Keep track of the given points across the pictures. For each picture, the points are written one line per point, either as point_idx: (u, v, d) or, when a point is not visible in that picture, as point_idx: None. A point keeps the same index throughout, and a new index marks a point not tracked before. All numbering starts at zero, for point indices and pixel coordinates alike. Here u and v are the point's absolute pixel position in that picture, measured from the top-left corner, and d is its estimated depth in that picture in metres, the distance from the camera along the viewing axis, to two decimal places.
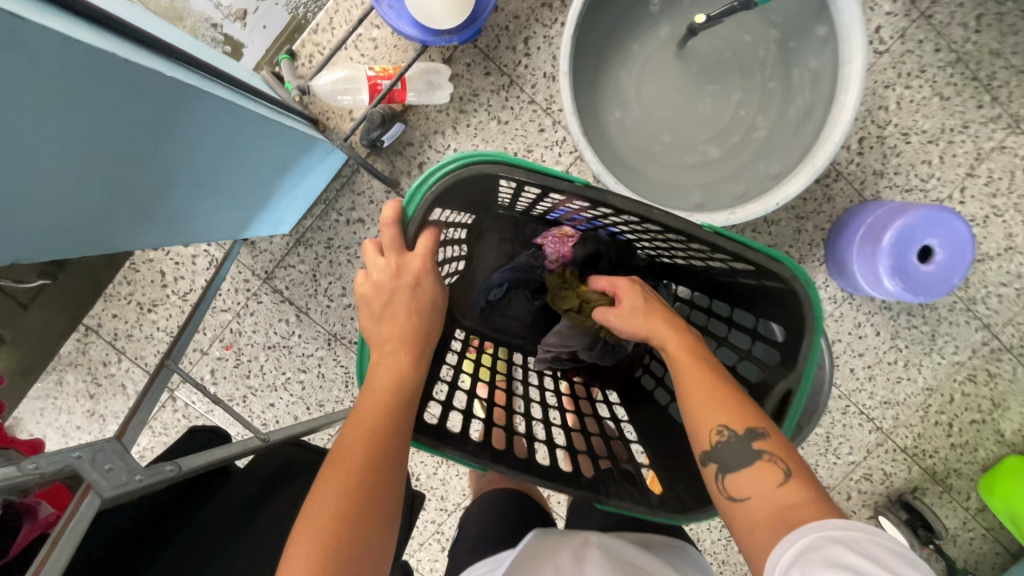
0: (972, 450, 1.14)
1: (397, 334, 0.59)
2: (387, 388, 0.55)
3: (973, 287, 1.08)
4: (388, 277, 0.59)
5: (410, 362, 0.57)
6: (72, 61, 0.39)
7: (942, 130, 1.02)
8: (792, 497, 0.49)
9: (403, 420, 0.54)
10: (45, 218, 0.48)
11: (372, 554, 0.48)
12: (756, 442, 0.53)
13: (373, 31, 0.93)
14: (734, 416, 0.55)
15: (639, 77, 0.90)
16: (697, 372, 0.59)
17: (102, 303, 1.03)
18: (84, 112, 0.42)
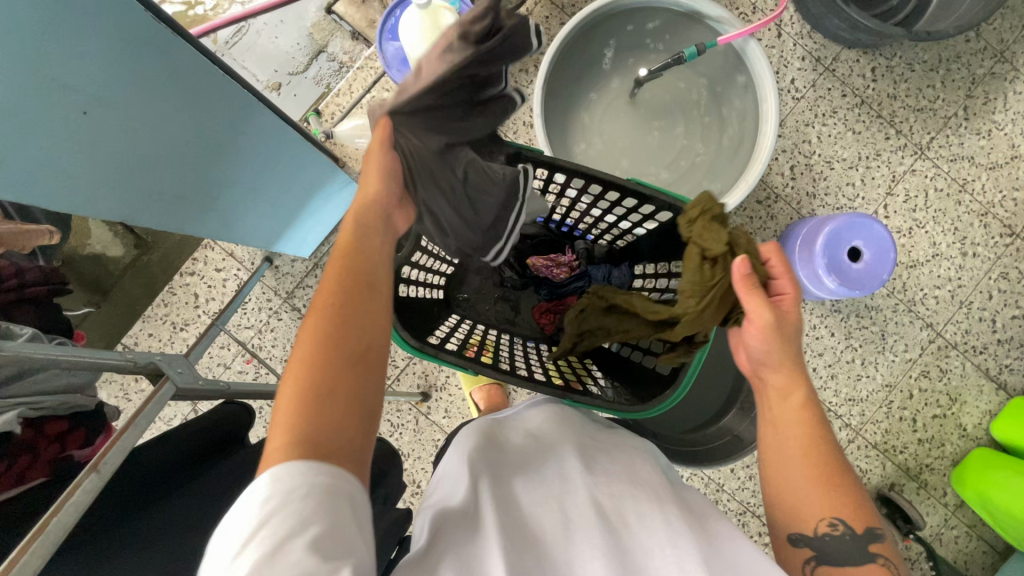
0: (939, 445, 1.22)
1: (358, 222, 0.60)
2: (352, 263, 0.57)
3: (911, 290, 1.22)
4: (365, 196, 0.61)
5: (368, 243, 0.59)
6: (193, 65, 0.55)
7: (859, 157, 1.22)
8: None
9: (370, 289, 0.56)
10: (142, 185, 0.63)
11: (353, 393, 0.50)
12: (870, 543, 0.54)
13: (384, 93, 1.15)
14: (844, 506, 0.55)
15: (600, 120, 1.11)
16: (814, 451, 0.58)
17: (140, 324, 1.17)
18: (186, 100, 0.58)
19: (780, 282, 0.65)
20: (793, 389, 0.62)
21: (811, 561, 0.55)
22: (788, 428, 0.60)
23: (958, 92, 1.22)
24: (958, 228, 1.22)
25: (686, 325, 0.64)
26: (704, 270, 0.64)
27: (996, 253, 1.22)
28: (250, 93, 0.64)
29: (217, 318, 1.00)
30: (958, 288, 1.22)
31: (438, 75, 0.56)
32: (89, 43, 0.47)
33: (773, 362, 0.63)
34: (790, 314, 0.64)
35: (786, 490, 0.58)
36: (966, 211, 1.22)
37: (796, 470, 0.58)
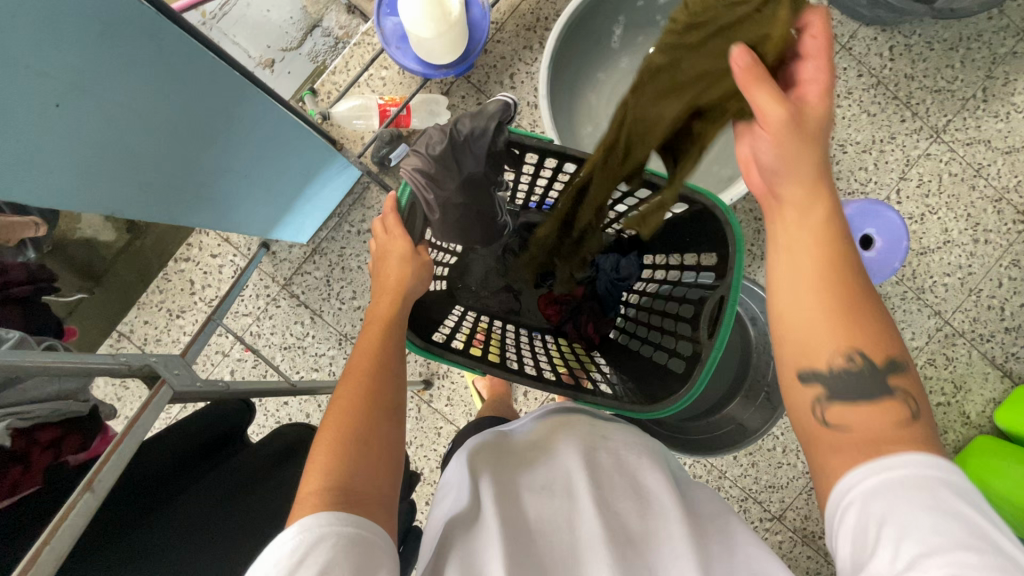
0: (942, 433, 1.22)
1: (383, 284, 0.60)
2: (378, 324, 0.57)
3: (920, 278, 1.20)
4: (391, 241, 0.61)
5: (395, 300, 0.58)
6: (182, 50, 0.52)
7: (873, 141, 1.18)
8: (903, 437, 0.46)
9: (396, 348, 0.55)
10: (133, 176, 0.60)
11: (385, 449, 0.48)
12: (891, 378, 0.48)
13: (383, 71, 1.10)
14: (864, 340, 0.49)
15: (607, 102, 1.07)
16: (838, 282, 0.50)
17: (135, 311, 1.14)
18: (177, 87, 0.55)
19: (808, 88, 0.53)
20: (813, 211, 0.53)
21: (824, 398, 0.50)
22: (802, 232, 0.53)
23: (977, 73, 1.18)
24: (971, 215, 1.19)
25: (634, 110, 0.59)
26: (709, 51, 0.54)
27: (1008, 240, 1.19)
28: (238, 73, 0.60)
29: (214, 308, 0.96)
30: (968, 276, 1.20)
31: (480, 125, 0.60)
32: (63, 24, 0.43)
33: (788, 170, 0.53)
34: (813, 108, 0.53)
35: (787, 311, 0.52)
36: (980, 197, 1.19)
37: (814, 301, 0.50)
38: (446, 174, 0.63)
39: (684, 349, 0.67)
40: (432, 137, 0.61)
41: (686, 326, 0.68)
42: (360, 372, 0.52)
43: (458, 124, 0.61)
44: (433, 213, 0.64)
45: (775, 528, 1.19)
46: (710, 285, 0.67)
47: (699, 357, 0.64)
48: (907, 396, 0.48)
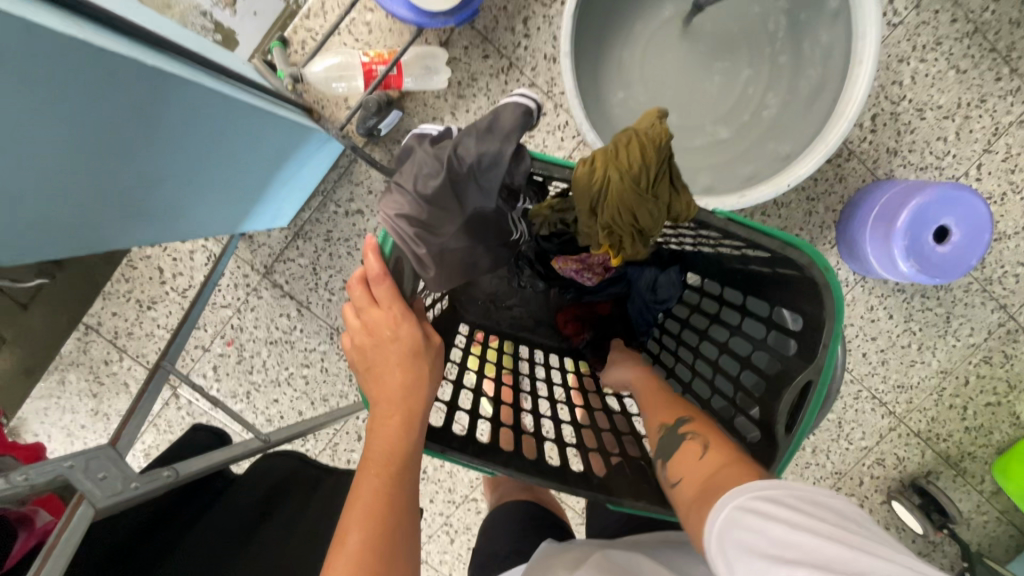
0: (986, 433, 1.12)
1: (387, 395, 0.48)
2: (383, 459, 0.46)
3: (990, 267, 1.05)
4: (383, 325, 0.47)
5: (404, 425, 0.47)
6: (53, 49, 0.37)
7: (959, 104, 0.99)
8: (709, 464, 0.47)
9: (404, 498, 0.46)
10: (16, 214, 0.45)
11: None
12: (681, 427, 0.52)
13: (367, 15, 0.90)
14: (665, 415, 0.55)
15: (642, 59, 0.88)
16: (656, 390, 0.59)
17: (101, 301, 1.02)
18: (63, 94, 0.40)
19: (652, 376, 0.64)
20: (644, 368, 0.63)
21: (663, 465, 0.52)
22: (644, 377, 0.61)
23: None
24: None
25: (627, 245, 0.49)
26: (637, 205, 0.45)
27: None
28: (138, 61, 0.44)
29: (167, 339, 0.76)
30: None
31: (490, 151, 0.42)
32: None
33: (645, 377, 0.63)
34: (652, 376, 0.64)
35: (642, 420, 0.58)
36: None
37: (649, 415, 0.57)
38: (441, 216, 0.46)
39: (750, 435, 0.54)
40: (423, 163, 0.44)
41: (749, 400, 0.55)
42: (360, 538, 0.42)
43: (459, 146, 0.43)
44: (427, 272, 0.48)
45: None
46: (791, 357, 0.52)
47: (767, 455, 0.51)
48: (700, 433, 0.50)
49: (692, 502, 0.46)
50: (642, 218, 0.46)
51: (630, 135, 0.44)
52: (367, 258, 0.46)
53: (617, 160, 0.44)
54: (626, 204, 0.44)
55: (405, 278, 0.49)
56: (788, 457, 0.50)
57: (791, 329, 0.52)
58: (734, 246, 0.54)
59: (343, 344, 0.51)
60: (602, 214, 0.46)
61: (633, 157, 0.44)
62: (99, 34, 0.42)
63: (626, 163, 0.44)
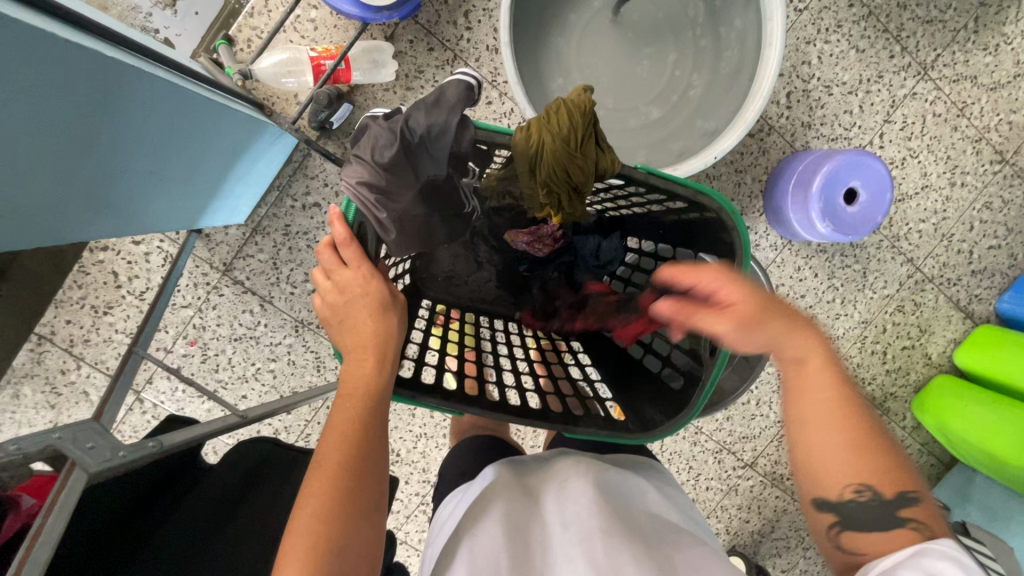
0: (904, 374, 1.26)
1: (360, 341, 0.52)
2: (357, 392, 0.49)
3: (896, 226, 1.18)
4: (352, 280, 0.52)
5: (377, 364, 0.51)
6: (20, 41, 0.39)
7: (860, 80, 1.10)
8: (898, 544, 0.48)
9: (377, 427, 0.49)
10: None
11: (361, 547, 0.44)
12: (899, 509, 0.50)
13: (311, 12, 0.93)
14: (875, 474, 0.50)
15: (578, 47, 0.94)
16: (847, 418, 0.52)
17: (53, 310, 1.00)
18: (29, 85, 0.42)
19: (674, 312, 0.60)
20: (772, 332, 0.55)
21: (835, 525, 0.52)
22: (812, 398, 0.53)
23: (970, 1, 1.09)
24: (951, 156, 1.16)
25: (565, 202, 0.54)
26: (570, 160, 0.51)
27: (982, 182, 1.18)
28: (94, 51, 0.46)
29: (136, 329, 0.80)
30: (942, 221, 1.19)
31: (437, 122, 0.49)
32: None
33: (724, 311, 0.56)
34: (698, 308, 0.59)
35: (810, 445, 0.52)
36: (961, 138, 1.15)
37: (824, 443, 0.52)
38: (399, 183, 0.51)
39: (682, 364, 0.62)
40: (378, 135, 0.49)
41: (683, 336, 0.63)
42: (337, 458, 0.46)
43: (410, 120, 0.49)
44: (388, 234, 0.52)
45: (747, 474, 1.24)
46: None
47: (698, 376, 0.60)
48: (916, 516, 0.49)
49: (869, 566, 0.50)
50: (575, 174, 0.52)
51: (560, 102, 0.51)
52: (333, 225, 0.51)
53: (549, 122, 0.51)
54: (560, 160, 0.50)
55: (369, 240, 0.54)
56: (714, 378, 0.58)
57: None
58: (661, 203, 0.63)
59: (316, 308, 0.55)
60: (539, 171, 0.52)
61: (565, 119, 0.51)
62: (60, 29, 0.44)
63: (558, 126, 0.50)
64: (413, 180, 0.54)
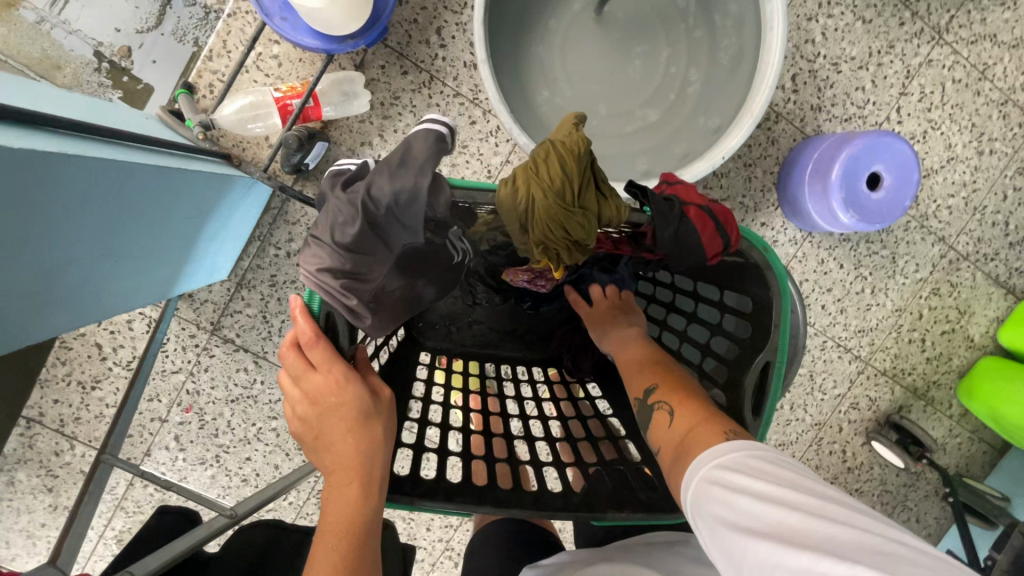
0: (947, 360, 1.17)
1: (340, 463, 0.46)
2: (340, 526, 0.44)
3: (924, 204, 1.09)
4: (324, 389, 0.45)
5: (363, 490, 0.45)
6: None
7: (870, 53, 1.02)
8: (680, 428, 0.49)
9: (368, 567, 0.43)
10: None
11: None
12: (650, 397, 0.53)
13: (273, 48, 0.86)
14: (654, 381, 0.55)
15: (563, 53, 0.87)
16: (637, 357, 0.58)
17: (39, 391, 0.95)
18: None
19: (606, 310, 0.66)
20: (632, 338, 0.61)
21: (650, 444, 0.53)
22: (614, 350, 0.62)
23: None
24: (976, 124, 1.07)
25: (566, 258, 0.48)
26: (569, 215, 0.44)
27: (1013, 147, 1.09)
28: (10, 146, 0.39)
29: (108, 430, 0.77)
30: (973, 193, 1.10)
31: (405, 187, 0.41)
32: None
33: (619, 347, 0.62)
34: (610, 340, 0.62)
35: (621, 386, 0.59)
36: (986, 102, 1.06)
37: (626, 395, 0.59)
38: (370, 260, 0.44)
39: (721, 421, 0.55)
40: (338, 211, 0.42)
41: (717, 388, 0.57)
42: None
43: (371, 187, 0.41)
44: (363, 320, 0.47)
45: None
46: (747, 339, 0.55)
47: None
48: (669, 400, 0.52)
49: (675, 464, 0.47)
50: (574, 230, 0.45)
51: (549, 144, 0.44)
52: (296, 321, 0.45)
53: (538, 171, 0.44)
54: (555, 221, 0.44)
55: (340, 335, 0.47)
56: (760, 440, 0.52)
57: (744, 313, 0.56)
58: None
59: (289, 426, 0.49)
60: (532, 230, 0.45)
61: (558, 169, 0.44)
62: None
63: (551, 177, 0.44)
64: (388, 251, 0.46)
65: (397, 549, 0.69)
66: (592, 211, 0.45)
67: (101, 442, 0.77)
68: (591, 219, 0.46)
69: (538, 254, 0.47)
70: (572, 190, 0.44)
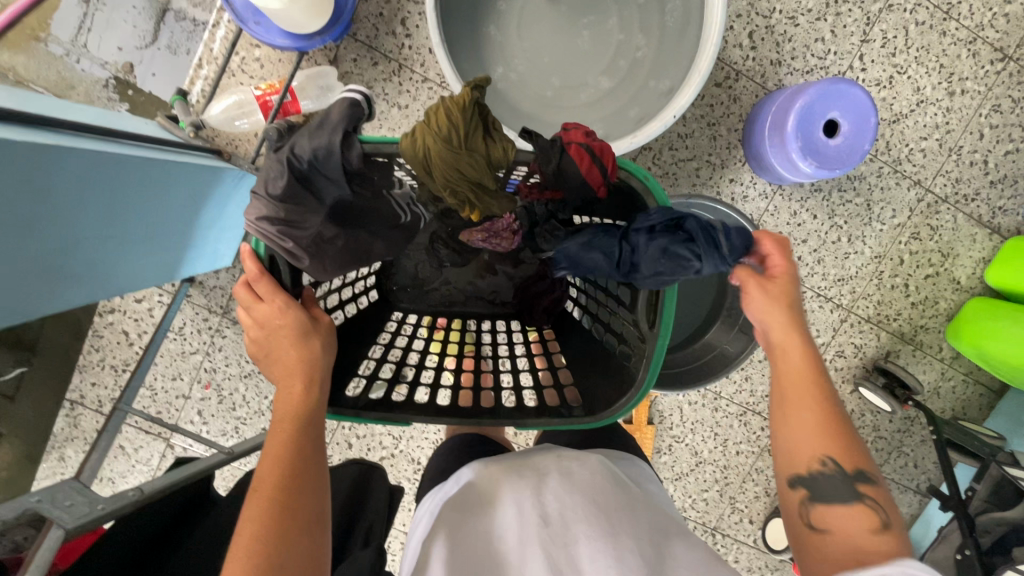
0: (933, 304, 1.18)
1: (286, 369, 0.55)
2: (287, 417, 0.53)
3: (896, 149, 1.10)
4: (269, 312, 0.55)
5: (305, 389, 0.54)
6: None
7: (827, 4, 1.04)
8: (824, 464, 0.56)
9: (312, 446, 0.53)
10: None
11: (303, 557, 0.46)
12: (858, 484, 0.56)
13: (255, 52, 0.95)
14: (842, 451, 0.57)
15: (516, 31, 0.92)
16: (821, 391, 0.59)
17: (79, 375, 1.07)
18: None
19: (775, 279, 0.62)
20: (799, 326, 0.62)
21: (804, 503, 0.57)
22: (794, 362, 0.61)
23: None
24: (944, 64, 1.07)
25: (472, 199, 0.55)
26: (461, 160, 0.51)
27: (986, 85, 1.09)
28: (11, 139, 0.48)
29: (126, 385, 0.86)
30: (947, 135, 1.10)
31: (322, 144, 0.49)
32: None
33: (773, 321, 0.62)
34: (782, 281, 0.63)
35: (789, 422, 0.59)
36: (953, 42, 1.07)
37: (788, 379, 0.61)
38: (301, 211, 0.53)
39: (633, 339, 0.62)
40: (269, 168, 0.51)
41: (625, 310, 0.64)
42: (273, 479, 0.49)
43: (295, 147, 0.50)
44: (301, 261, 0.54)
45: None
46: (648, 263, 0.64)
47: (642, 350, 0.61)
48: (874, 498, 0.55)
49: (833, 561, 0.53)
50: (469, 171, 0.52)
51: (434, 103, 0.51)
52: (246, 263, 0.56)
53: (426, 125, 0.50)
54: (449, 166, 0.51)
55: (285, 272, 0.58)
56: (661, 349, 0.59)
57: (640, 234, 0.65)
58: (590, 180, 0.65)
59: (246, 348, 0.59)
60: (431, 176, 0.52)
61: (444, 121, 0.50)
62: None
63: (439, 128, 0.50)
64: (320, 204, 0.54)
65: (385, 487, 0.76)
66: (482, 153, 0.52)
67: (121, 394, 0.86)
68: (485, 161, 0.52)
69: (447, 197, 0.54)
70: (460, 136, 0.51)
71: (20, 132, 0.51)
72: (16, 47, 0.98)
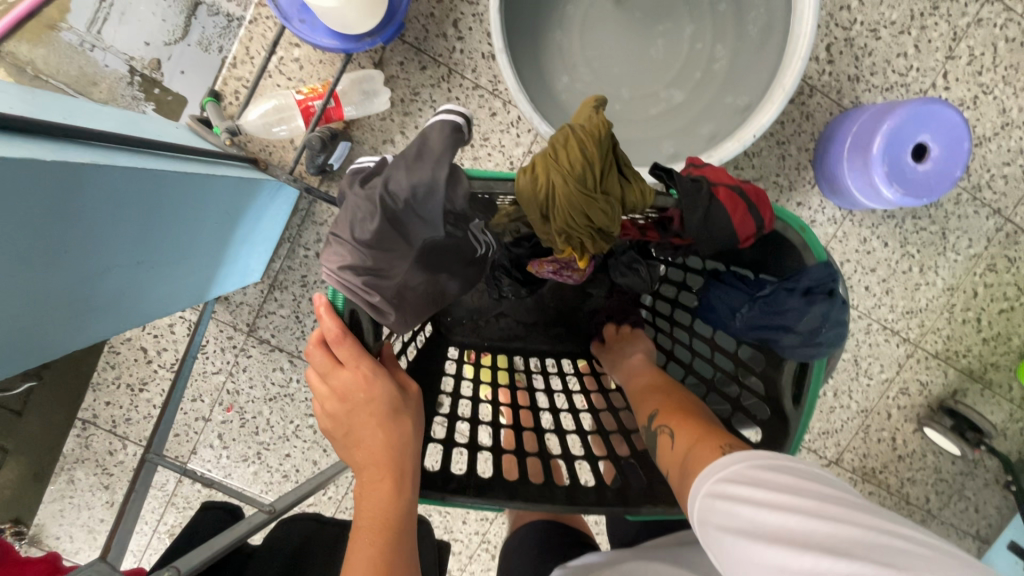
0: (1005, 341, 1.10)
1: (372, 458, 0.50)
2: (375, 522, 0.48)
3: (976, 174, 1.02)
4: (354, 386, 0.50)
5: (395, 486, 0.49)
6: None
7: (912, 17, 0.96)
8: (681, 447, 0.50)
9: (405, 555, 0.47)
10: None
11: None
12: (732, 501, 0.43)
13: (294, 51, 0.88)
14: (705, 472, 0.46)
15: (581, 37, 0.85)
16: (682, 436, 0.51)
17: (92, 393, 0.99)
18: None
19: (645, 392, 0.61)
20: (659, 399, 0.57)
21: None
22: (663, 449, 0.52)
23: None
24: None
25: (590, 244, 0.51)
26: (591, 202, 0.47)
27: None
28: (43, 159, 0.41)
29: (155, 423, 0.79)
30: None
31: (422, 181, 0.44)
32: None
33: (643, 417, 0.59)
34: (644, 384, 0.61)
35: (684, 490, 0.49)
36: None
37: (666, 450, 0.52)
38: (389, 257, 0.48)
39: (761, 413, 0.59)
40: (357, 206, 0.45)
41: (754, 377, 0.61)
42: None
43: (390, 183, 0.44)
44: (387, 316, 0.51)
45: (833, 472, 1.12)
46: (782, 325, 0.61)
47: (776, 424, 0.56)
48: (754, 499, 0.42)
49: None
50: (596, 216, 0.48)
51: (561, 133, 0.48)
52: (323, 320, 0.50)
53: (553, 161, 0.48)
54: (577, 208, 0.47)
55: (367, 330, 0.52)
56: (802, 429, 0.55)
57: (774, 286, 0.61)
58: None
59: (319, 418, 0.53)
60: (555, 218, 0.48)
61: (574, 158, 0.47)
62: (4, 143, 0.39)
63: (569, 164, 0.47)
64: (409, 247, 0.50)
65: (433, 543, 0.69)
66: (610, 195, 0.48)
67: (148, 438, 0.78)
68: (613, 204, 0.48)
69: (563, 242, 0.50)
70: (591, 176, 0.47)
71: (50, 148, 0.43)
72: (35, 39, 0.90)
